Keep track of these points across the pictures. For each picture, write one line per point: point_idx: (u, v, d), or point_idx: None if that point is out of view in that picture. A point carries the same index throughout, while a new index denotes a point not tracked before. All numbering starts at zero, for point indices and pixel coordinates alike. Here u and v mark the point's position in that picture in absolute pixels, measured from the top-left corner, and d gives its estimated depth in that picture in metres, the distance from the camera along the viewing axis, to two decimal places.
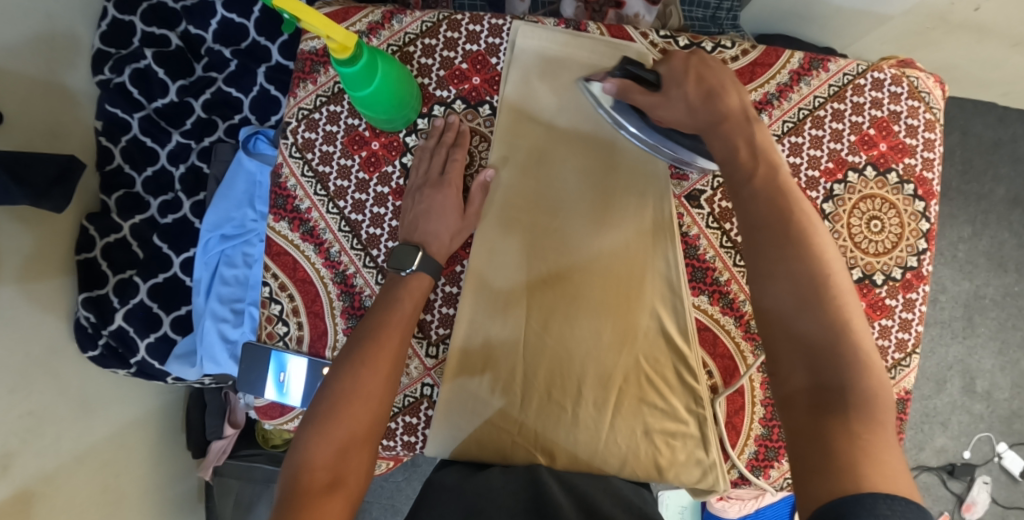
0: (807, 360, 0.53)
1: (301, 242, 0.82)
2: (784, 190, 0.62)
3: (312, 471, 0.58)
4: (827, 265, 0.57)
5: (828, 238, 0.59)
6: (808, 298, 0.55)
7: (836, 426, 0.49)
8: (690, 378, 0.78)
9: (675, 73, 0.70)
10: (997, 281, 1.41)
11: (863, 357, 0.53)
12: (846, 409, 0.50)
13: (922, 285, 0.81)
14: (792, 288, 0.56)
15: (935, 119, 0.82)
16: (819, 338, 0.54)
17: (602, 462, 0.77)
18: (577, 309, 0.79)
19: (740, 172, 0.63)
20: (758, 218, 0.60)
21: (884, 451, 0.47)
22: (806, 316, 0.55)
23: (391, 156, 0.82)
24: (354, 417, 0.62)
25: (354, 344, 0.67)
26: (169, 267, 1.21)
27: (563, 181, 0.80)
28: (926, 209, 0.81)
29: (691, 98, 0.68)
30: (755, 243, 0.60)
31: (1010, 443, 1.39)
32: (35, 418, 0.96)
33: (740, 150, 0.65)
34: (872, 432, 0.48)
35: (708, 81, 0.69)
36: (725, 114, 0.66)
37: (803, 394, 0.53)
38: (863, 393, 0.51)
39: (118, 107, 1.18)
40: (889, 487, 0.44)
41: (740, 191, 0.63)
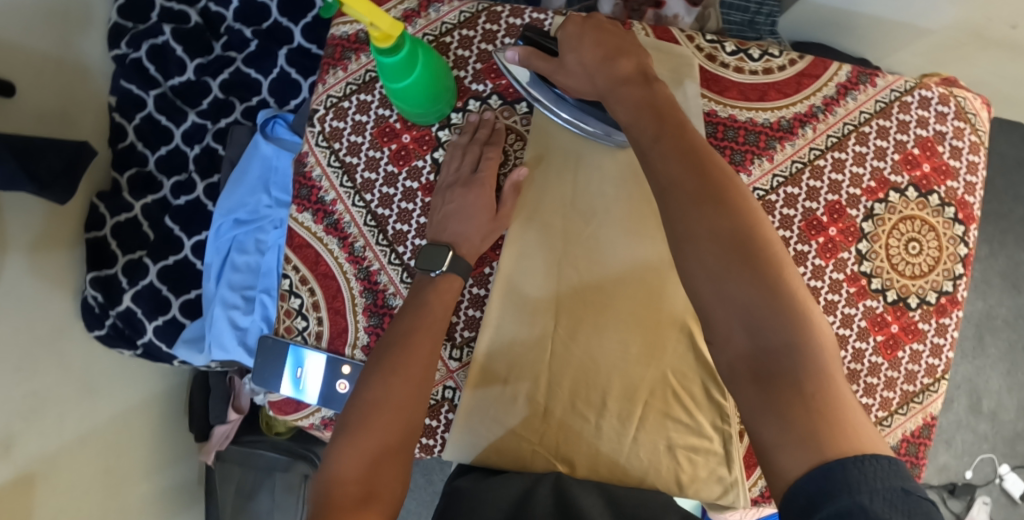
0: (745, 322, 0.48)
1: (324, 235, 0.80)
2: (693, 140, 0.56)
3: (343, 485, 0.56)
4: (749, 216, 0.52)
5: (744, 184, 0.54)
6: (734, 256, 0.49)
7: (788, 394, 0.46)
8: (717, 394, 0.76)
9: (571, 37, 0.68)
10: (1011, 302, 1.40)
11: (801, 308, 0.48)
12: (793, 373, 0.46)
13: (956, 311, 0.80)
14: (714, 247, 0.50)
15: (980, 142, 0.80)
16: (753, 298, 0.48)
17: (623, 475, 0.75)
18: (606, 320, 0.77)
19: (647, 131, 0.58)
20: (672, 180, 0.54)
21: (841, 410, 0.45)
22: (739, 275, 0.49)
23: (422, 150, 0.80)
24: (388, 427, 0.61)
25: (384, 352, 0.66)
26: (180, 250, 1.18)
27: (597, 187, 0.78)
28: (965, 233, 0.80)
29: (589, 62, 0.66)
30: (673, 204, 0.53)
31: (1012, 465, 1.37)
32: (39, 398, 0.93)
33: (647, 103, 0.60)
34: (821, 388, 0.45)
35: (607, 44, 0.66)
36: (625, 77, 0.63)
37: (745, 361, 0.48)
38: (806, 350, 0.47)
39: (133, 83, 1.16)
40: (852, 445, 0.43)
41: (647, 153, 0.57)
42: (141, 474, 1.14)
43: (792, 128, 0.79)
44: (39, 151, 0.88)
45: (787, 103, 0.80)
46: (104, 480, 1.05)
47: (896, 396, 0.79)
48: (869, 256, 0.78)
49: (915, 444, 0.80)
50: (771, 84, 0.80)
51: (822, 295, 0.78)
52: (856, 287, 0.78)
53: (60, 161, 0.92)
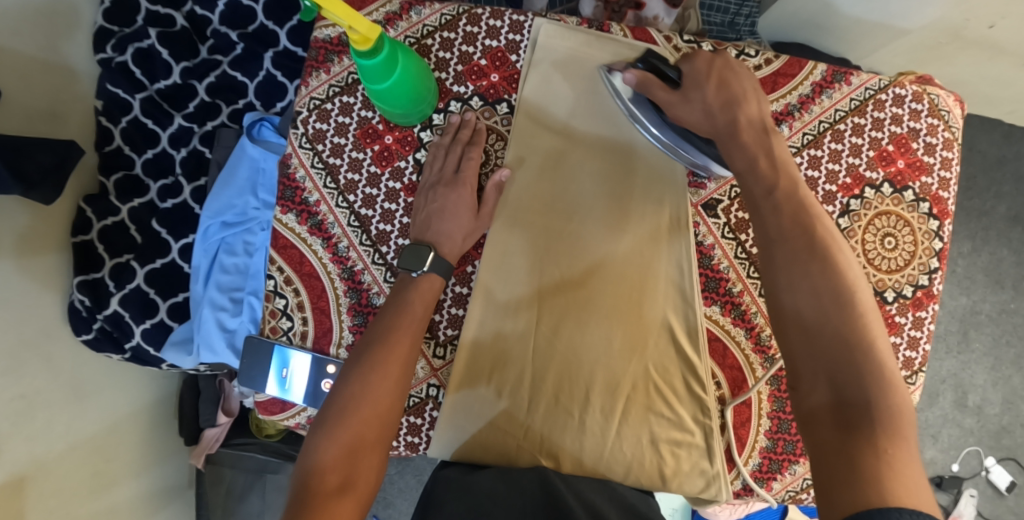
0: (828, 373, 0.57)
1: (308, 236, 0.80)
2: (810, 214, 0.65)
3: (321, 474, 0.59)
4: (850, 287, 0.60)
5: (855, 265, 0.63)
6: (829, 316, 0.59)
7: (862, 441, 0.51)
8: (698, 387, 0.77)
9: (698, 73, 0.72)
10: (994, 298, 1.42)
11: (884, 373, 0.55)
12: (870, 422, 0.52)
13: (932, 304, 0.80)
14: (812, 303, 0.60)
15: (953, 138, 0.82)
16: (840, 349, 0.57)
17: (607, 469, 0.76)
18: (588, 315, 0.78)
19: (760, 195, 0.67)
20: (782, 235, 0.64)
21: (906, 464, 0.49)
22: (828, 325, 0.58)
23: (405, 150, 0.81)
24: (363, 419, 0.62)
25: (363, 349, 0.67)
26: (167, 253, 1.19)
27: (580, 186, 0.79)
28: (940, 228, 0.81)
29: (710, 102, 0.71)
30: (778, 261, 0.63)
31: (998, 457, 1.39)
32: (27, 401, 0.93)
33: (760, 163, 0.68)
34: (896, 446, 0.51)
35: (729, 89, 0.71)
36: (742, 124, 0.70)
37: (824, 408, 0.55)
38: (883, 407, 0.53)
39: (119, 88, 1.16)
40: (911, 497, 0.46)
41: (760, 205, 0.67)
42: (130, 476, 1.14)
43: None
44: (24, 149, 0.88)
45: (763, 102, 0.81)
46: (93, 482, 1.04)
47: None
48: None
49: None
50: None
51: None
52: None
53: (52, 158, 0.93)
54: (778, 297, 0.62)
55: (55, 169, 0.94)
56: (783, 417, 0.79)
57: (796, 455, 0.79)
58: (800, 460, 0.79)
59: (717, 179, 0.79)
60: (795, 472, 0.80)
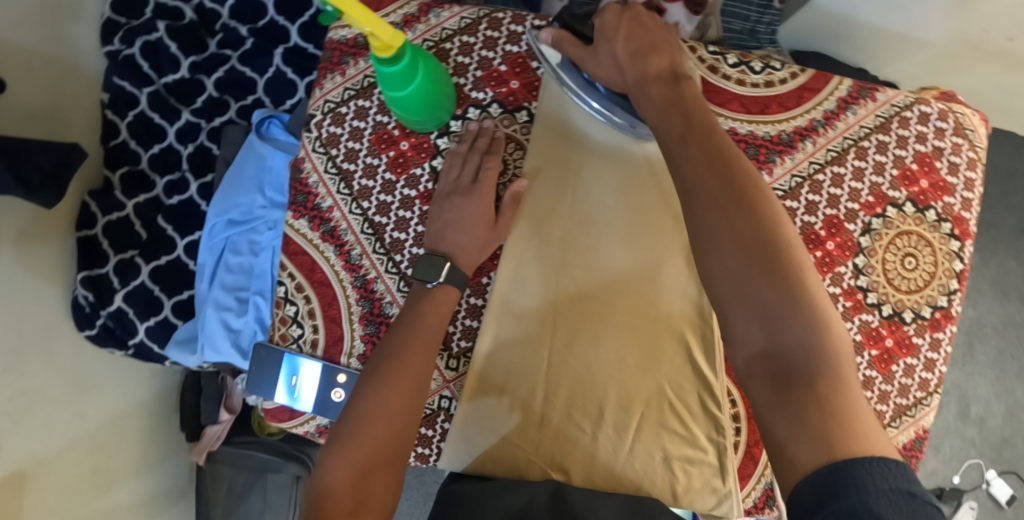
0: (762, 324, 0.51)
1: (320, 242, 0.79)
2: (725, 146, 0.57)
3: (335, 496, 0.57)
4: (773, 220, 0.53)
5: (772, 193, 0.55)
6: (755, 262, 0.52)
7: (803, 396, 0.48)
8: (713, 406, 0.76)
9: (606, 28, 0.67)
10: (1000, 310, 1.41)
11: (818, 313, 0.51)
12: (809, 375, 0.48)
13: (950, 325, 0.80)
14: (735, 250, 0.52)
15: (977, 158, 0.81)
16: (769, 299, 0.51)
17: (618, 485, 0.75)
18: (603, 331, 0.77)
19: (674, 134, 0.59)
20: (696, 183, 0.56)
21: (851, 410, 0.47)
22: (756, 271, 0.52)
23: (421, 158, 0.79)
24: (376, 437, 0.61)
25: (378, 363, 0.66)
26: (172, 250, 1.16)
27: (597, 197, 0.78)
28: (961, 249, 0.80)
29: (619, 56, 0.66)
30: (694, 209, 0.55)
31: (1000, 470, 1.39)
32: (28, 399, 0.92)
33: (673, 108, 0.61)
34: (835, 392, 0.48)
35: (640, 39, 0.66)
36: (654, 76, 0.64)
37: (760, 360, 0.51)
38: (820, 355, 0.49)
39: (126, 81, 1.14)
40: (863, 448, 0.44)
41: (674, 154, 0.58)
42: (131, 474, 1.13)
43: (792, 141, 0.80)
44: (27, 153, 0.86)
45: (787, 117, 0.80)
46: (92, 480, 1.03)
47: (890, 409, 0.80)
48: (865, 270, 0.79)
49: (907, 457, 0.81)
50: (772, 97, 0.80)
51: None
52: (852, 301, 0.79)
53: (51, 163, 0.91)
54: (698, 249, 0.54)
55: (53, 176, 0.91)
56: None
57: None
58: None
59: None
60: None
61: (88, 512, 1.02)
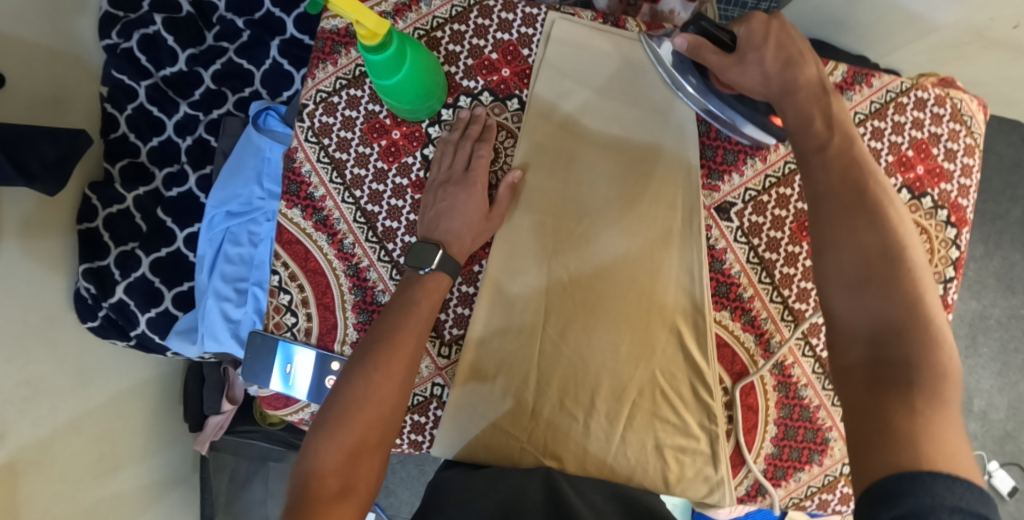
0: (869, 334, 0.52)
1: (313, 231, 0.79)
2: (857, 162, 0.60)
3: (322, 478, 0.58)
4: (901, 237, 0.55)
5: (902, 210, 0.57)
6: (874, 275, 0.53)
7: (897, 405, 0.47)
8: (705, 394, 0.76)
9: (754, 35, 0.64)
10: (1005, 303, 1.41)
11: (930, 328, 0.50)
12: (907, 386, 0.48)
13: (945, 314, 0.80)
14: (857, 259, 0.54)
15: (975, 144, 0.80)
16: (888, 311, 0.51)
17: (610, 472, 0.76)
18: (596, 320, 0.77)
19: (811, 142, 0.62)
20: (827, 191, 0.59)
21: (939, 427, 0.45)
22: (878, 287, 0.52)
23: (412, 146, 0.79)
24: (367, 424, 0.62)
25: (369, 346, 0.67)
26: (172, 241, 1.18)
27: (591, 186, 0.78)
28: (957, 236, 0.80)
29: (767, 65, 0.64)
30: (825, 215, 0.58)
31: (1001, 462, 1.39)
32: (33, 388, 0.94)
33: (815, 121, 0.63)
34: (934, 409, 0.46)
35: (788, 47, 0.63)
36: (801, 84, 0.63)
37: (861, 368, 0.51)
38: (930, 370, 0.48)
39: (124, 73, 1.15)
40: (948, 464, 0.43)
41: (810, 160, 0.61)
42: (133, 462, 1.15)
43: None
44: (29, 141, 0.87)
45: None
46: (98, 466, 1.05)
47: None
48: None
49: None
50: None
51: (789, 304, 0.78)
52: None
53: (55, 152, 0.92)
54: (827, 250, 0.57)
55: (57, 164, 0.92)
56: (790, 424, 0.78)
57: (801, 462, 0.78)
58: (804, 468, 0.78)
59: (730, 181, 0.78)
60: (799, 480, 0.79)
61: (94, 500, 1.04)
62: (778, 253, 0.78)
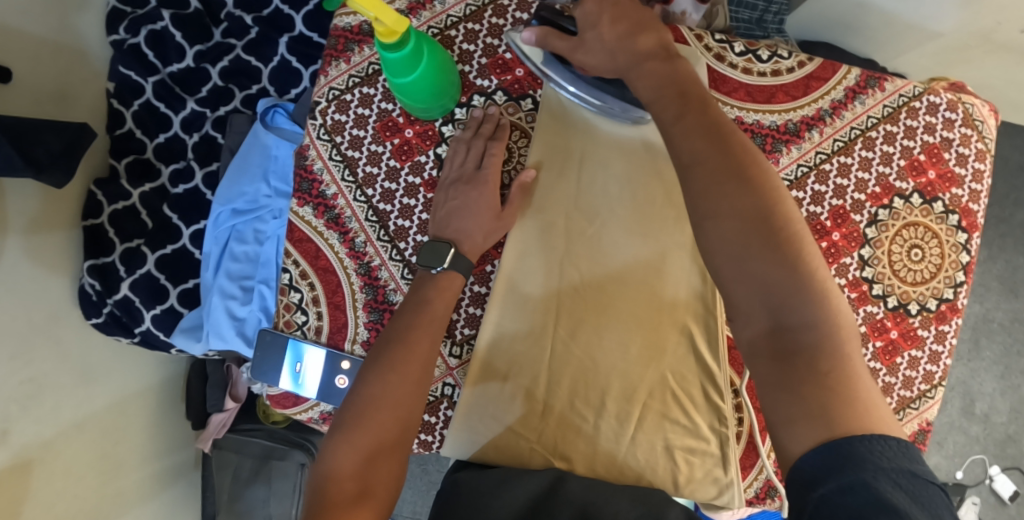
0: (764, 302, 0.50)
1: (324, 230, 0.79)
2: (718, 120, 0.57)
3: (340, 482, 0.58)
4: (770, 195, 0.53)
5: (770, 165, 0.55)
6: (756, 239, 0.51)
7: (805, 373, 0.47)
8: (716, 396, 0.76)
9: (590, 15, 0.67)
10: (1007, 307, 1.42)
11: (815, 281, 0.50)
12: (812, 353, 0.48)
13: (955, 318, 0.79)
14: (733, 227, 0.52)
15: (986, 150, 0.80)
16: (774, 275, 0.50)
17: (620, 474, 0.76)
18: (606, 321, 0.77)
19: (670, 110, 0.59)
20: (694, 160, 0.55)
21: (852, 386, 0.46)
22: (755, 254, 0.51)
23: (425, 145, 0.79)
24: (383, 425, 0.62)
25: (384, 346, 0.67)
26: (178, 239, 1.18)
27: (603, 186, 0.78)
28: (968, 241, 0.80)
29: (607, 39, 0.65)
30: (694, 187, 0.54)
31: (1002, 466, 1.40)
32: (36, 385, 0.93)
33: (668, 86, 0.60)
34: (838, 367, 0.47)
35: (626, 20, 0.66)
36: (647, 54, 0.63)
37: (764, 339, 0.50)
38: (825, 329, 0.48)
39: (131, 70, 1.15)
40: (862, 424, 0.44)
41: (669, 130, 0.58)
42: (136, 459, 1.14)
43: (799, 130, 0.80)
44: (35, 134, 0.88)
45: (794, 106, 0.80)
46: (100, 464, 1.05)
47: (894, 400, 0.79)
48: (871, 262, 0.78)
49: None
50: (779, 86, 0.80)
51: None
52: (858, 292, 0.78)
53: (61, 142, 0.93)
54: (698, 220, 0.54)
55: (64, 154, 0.93)
56: None
57: None
58: None
59: None
60: None
61: (96, 499, 1.03)
62: None
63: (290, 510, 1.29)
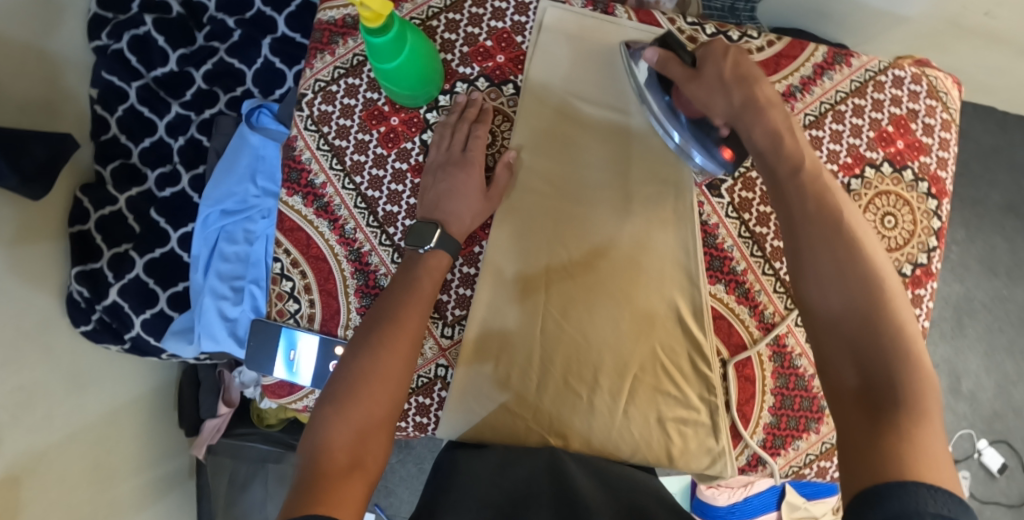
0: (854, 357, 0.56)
1: (314, 218, 0.80)
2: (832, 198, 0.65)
3: (331, 453, 0.59)
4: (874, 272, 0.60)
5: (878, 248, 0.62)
6: (856, 301, 0.58)
7: (886, 423, 0.50)
8: (704, 366, 0.78)
9: (715, 53, 0.72)
10: (987, 285, 1.48)
11: (906, 345, 0.55)
12: (894, 407, 0.51)
13: (931, 282, 0.82)
14: (836, 288, 0.59)
15: (951, 119, 0.83)
16: (869, 335, 0.56)
17: (615, 448, 0.77)
18: (596, 298, 0.78)
19: (785, 174, 0.67)
20: (806, 220, 0.64)
21: (925, 438, 0.49)
22: (852, 314, 0.57)
23: (411, 132, 0.81)
24: (374, 398, 0.63)
25: (372, 324, 0.68)
26: (166, 242, 1.18)
27: (588, 167, 0.80)
28: (938, 207, 0.82)
29: (726, 79, 0.70)
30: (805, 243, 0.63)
31: (990, 441, 1.46)
32: (26, 393, 0.93)
33: (785, 144, 0.68)
34: (918, 426, 0.50)
35: (745, 71, 0.71)
36: (762, 102, 0.69)
37: (850, 392, 0.55)
38: (909, 390, 0.52)
39: (115, 75, 1.16)
40: (930, 475, 0.45)
41: (784, 185, 0.67)
42: (130, 468, 1.14)
43: None
44: (25, 145, 0.93)
45: (766, 83, 0.82)
46: (94, 473, 1.05)
47: None
48: None
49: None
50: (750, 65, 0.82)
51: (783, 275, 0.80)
52: None
53: (45, 151, 0.97)
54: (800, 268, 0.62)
55: (48, 163, 0.98)
56: (786, 393, 0.80)
57: (799, 431, 0.80)
58: (801, 436, 0.80)
59: None
60: (797, 448, 0.80)
61: (92, 508, 1.03)
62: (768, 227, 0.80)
63: None
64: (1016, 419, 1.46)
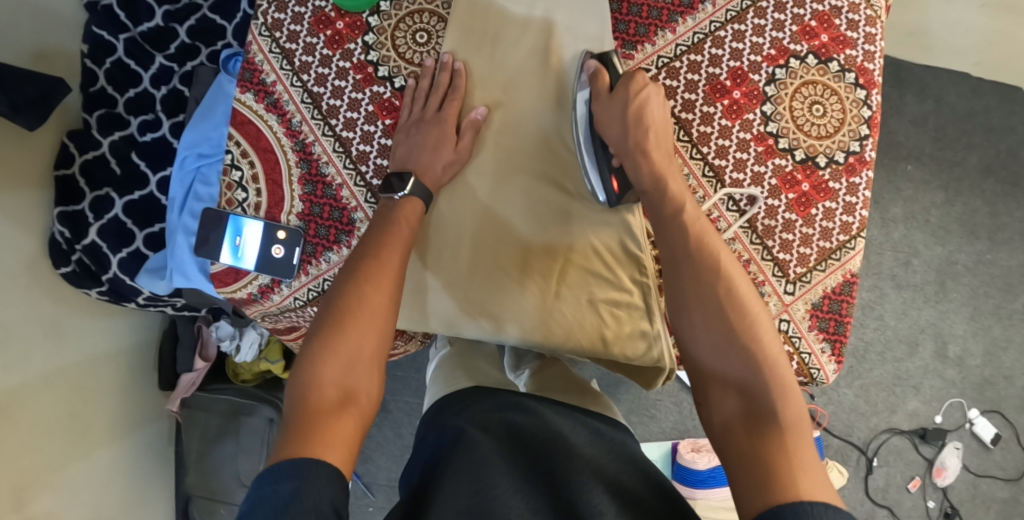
0: (739, 391, 0.59)
1: (264, 113, 0.85)
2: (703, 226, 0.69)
3: (322, 388, 0.60)
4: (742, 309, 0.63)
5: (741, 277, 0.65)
6: (727, 333, 0.62)
7: (773, 446, 0.54)
8: (633, 246, 0.80)
9: (632, 81, 0.75)
10: (970, 248, 1.42)
11: (771, 369, 0.60)
12: (778, 432, 0.55)
13: (865, 170, 0.83)
14: (711, 324, 0.63)
15: (876, 15, 0.83)
16: (745, 369, 0.60)
17: (547, 332, 0.80)
18: (524, 183, 0.82)
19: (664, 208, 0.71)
20: (685, 254, 0.67)
21: (800, 457, 0.53)
22: (730, 351, 0.61)
23: (354, 34, 0.84)
24: (361, 334, 0.64)
25: (355, 263, 0.70)
26: (146, 185, 1.12)
27: (517, 61, 0.83)
28: (868, 97, 0.83)
29: (625, 113, 0.74)
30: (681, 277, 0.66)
31: (981, 410, 1.41)
32: (7, 331, 0.94)
33: (668, 182, 0.72)
34: (799, 442, 0.55)
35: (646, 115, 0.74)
36: (654, 136, 0.74)
37: (738, 420, 0.58)
38: (786, 412, 0.57)
39: (103, 29, 1.13)
40: (802, 492, 0.50)
41: (665, 222, 0.70)
42: (105, 420, 1.16)
43: (693, 3, 0.84)
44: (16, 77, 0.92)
45: None
46: (69, 422, 1.06)
47: (813, 252, 0.83)
48: (773, 117, 0.83)
49: (824, 319, 0.83)
50: None
51: (709, 161, 0.83)
52: (764, 146, 0.83)
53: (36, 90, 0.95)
54: (682, 316, 0.65)
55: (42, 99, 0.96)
56: None
57: None
58: None
59: (643, 50, 0.84)
60: None
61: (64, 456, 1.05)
62: (693, 113, 0.83)
63: (259, 465, 1.34)
64: (1006, 387, 1.42)
